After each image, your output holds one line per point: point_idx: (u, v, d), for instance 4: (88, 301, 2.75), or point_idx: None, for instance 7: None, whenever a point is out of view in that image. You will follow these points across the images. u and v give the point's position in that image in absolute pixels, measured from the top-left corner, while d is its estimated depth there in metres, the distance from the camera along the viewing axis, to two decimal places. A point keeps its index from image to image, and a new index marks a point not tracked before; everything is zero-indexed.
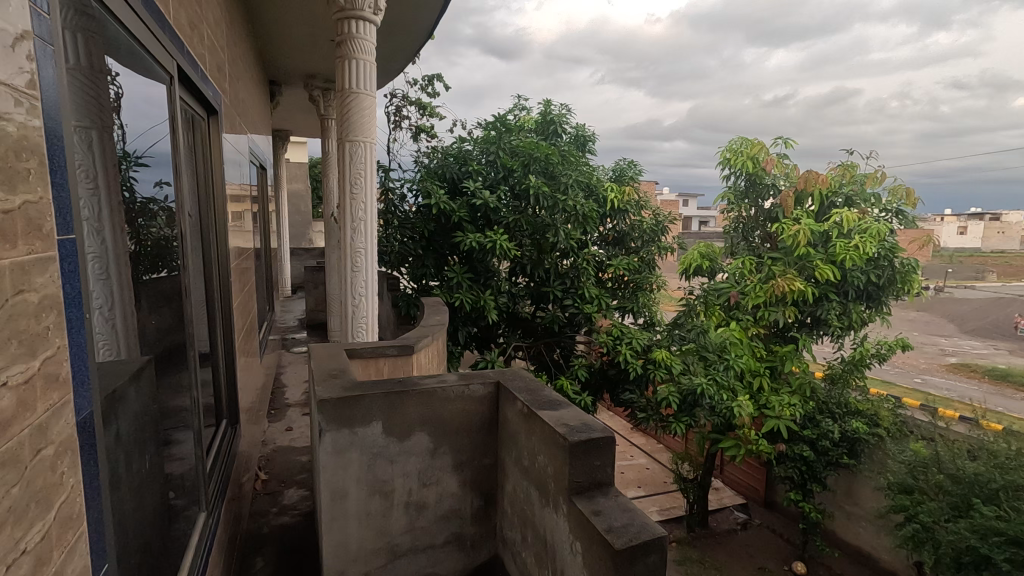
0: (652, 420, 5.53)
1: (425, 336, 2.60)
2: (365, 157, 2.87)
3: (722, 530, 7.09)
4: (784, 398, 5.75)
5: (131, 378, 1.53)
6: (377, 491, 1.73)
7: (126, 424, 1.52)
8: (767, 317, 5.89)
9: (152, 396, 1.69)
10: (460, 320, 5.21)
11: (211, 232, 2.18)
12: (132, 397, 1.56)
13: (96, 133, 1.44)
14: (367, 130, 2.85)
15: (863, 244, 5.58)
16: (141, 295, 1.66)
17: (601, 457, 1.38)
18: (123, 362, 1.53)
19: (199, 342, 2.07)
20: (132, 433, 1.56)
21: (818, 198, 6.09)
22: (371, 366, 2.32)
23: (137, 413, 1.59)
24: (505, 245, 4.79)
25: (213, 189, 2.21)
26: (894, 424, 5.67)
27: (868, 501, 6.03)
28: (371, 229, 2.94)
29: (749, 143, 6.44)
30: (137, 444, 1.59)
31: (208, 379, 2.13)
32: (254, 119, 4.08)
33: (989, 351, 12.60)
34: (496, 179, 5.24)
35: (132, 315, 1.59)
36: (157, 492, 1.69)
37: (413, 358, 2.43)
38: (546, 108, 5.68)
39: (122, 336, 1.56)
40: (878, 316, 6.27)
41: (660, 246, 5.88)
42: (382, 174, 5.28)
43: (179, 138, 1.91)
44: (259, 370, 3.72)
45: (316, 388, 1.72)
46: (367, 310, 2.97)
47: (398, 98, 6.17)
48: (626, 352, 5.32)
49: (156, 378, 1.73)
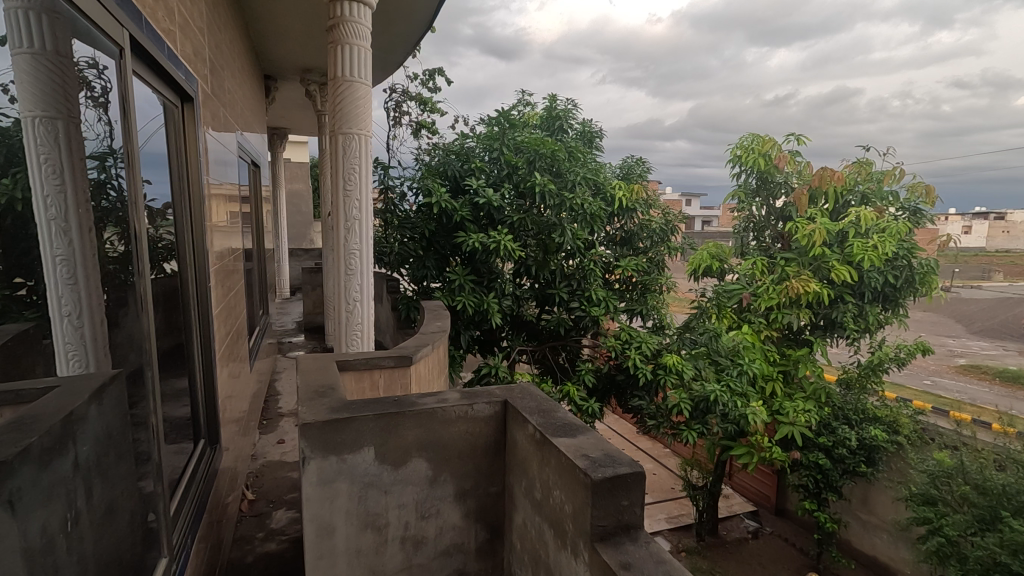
0: (663, 428, 5.29)
1: (425, 345, 2.40)
2: (359, 150, 2.67)
3: (732, 538, 6.89)
4: (798, 404, 5.52)
5: (92, 396, 1.29)
6: (369, 525, 1.53)
7: (93, 447, 1.31)
8: (780, 319, 5.69)
9: (119, 414, 1.45)
10: (462, 323, 5.02)
11: (186, 232, 1.96)
12: (94, 418, 1.31)
13: (64, 124, 1.28)
14: (361, 122, 2.65)
15: (881, 244, 5.37)
16: (111, 299, 1.46)
17: (629, 497, 1.18)
18: (89, 378, 1.33)
19: (176, 353, 1.86)
20: (94, 458, 1.31)
21: (833, 197, 5.88)
22: (365, 380, 2.12)
23: (101, 434, 1.35)
24: (509, 246, 4.59)
25: (190, 183, 2.00)
26: (914, 432, 5.43)
27: (886, 510, 5.82)
28: (366, 228, 2.74)
29: (760, 139, 6.21)
30: (101, 470, 1.35)
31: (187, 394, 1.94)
32: (246, 114, 3.88)
33: (999, 352, 12.36)
34: (500, 177, 5.04)
35: (103, 324, 1.40)
36: (127, 519, 1.47)
37: (411, 370, 2.23)
38: (551, 103, 5.48)
39: (90, 346, 1.35)
40: (896, 318, 6.04)
41: (670, 247, 5.68)
42: (381, 171, 5.07)
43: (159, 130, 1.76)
44: (250, 376, 3.54)
45: (299, 409, 1.51)
46: (362, 316, 2.76)
47: (398, 93, 5.97)
48: (635, 357, 5.10)
49: (125, 392, 1.50)
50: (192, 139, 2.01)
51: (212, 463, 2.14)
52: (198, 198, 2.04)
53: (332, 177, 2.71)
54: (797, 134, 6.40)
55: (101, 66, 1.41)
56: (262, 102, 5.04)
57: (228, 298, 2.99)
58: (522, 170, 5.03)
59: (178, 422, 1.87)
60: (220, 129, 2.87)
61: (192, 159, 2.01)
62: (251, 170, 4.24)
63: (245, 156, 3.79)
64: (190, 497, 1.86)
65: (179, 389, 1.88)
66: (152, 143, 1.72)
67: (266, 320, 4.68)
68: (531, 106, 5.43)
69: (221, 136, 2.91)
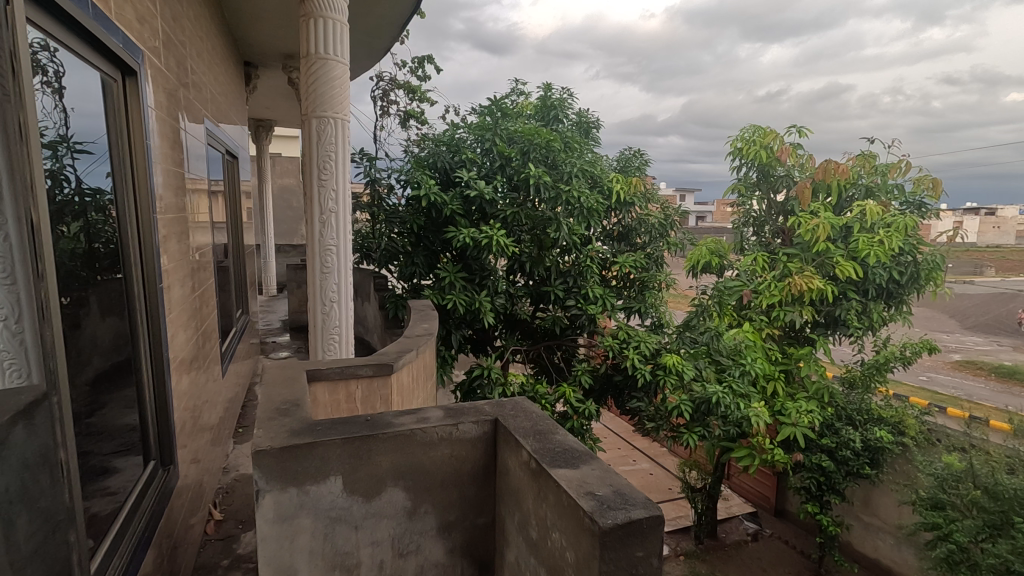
0: (662, 431, 5.09)
1: (409, 350, 2.19)
2: (335, 135, 2.44)
3: (732, 541, 6.74)
4: (801, 405, 5.33)
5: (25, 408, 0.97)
6: (337, 566, 1.31)
7: (21, 474, 0.98)
8: (782, 317, 5.54)
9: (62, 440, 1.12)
10: (453, 323, 4.79)
11: (128, 226, 1.67)
12: (24, 438, 0.99)
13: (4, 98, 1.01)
14: (337, 104, 2.42)
15: (888, 239, 5.21)
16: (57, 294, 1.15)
17: (644, 546, 0.97)
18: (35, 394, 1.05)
19: (119, 367, 1.60)
20: (23, 486, 0.98)
21: (837, 190, 5.68)
22: (340, 391, 1.91)
23: (34, 458, 1.02)
24: (502, 241, 4.36)
25: (139, 176, 1.73)
26: (921, 433, 5.24)
27: (890, 512, 5.67)
28: (344, 221, 2.51)
29: (761, 131, 6.01)
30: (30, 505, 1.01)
31: (135, 409, 1.70)
32: (220, 100, 3.63)
33: (993, 347, 12.29)
34: (492, 169, 4.82)
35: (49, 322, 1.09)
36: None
37: (391, 379, 2.01)
38: (546, 91, 5.25)
39: (39, 353, 1.06)
40: (900, 316, 5.86)
41: (670, 242, 5.49)
42: (367, 162, 4.83)
43: (119, 122, 1.65)
44: (226, 381, 3.32)
45: (254, 432, 1.29)
46: (340, 317, 2.54)
47: (385, 81, 5.73)
48: (632, 357, 4.89)
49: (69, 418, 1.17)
50: (137, 118, 1.74)
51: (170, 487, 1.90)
52: (148, 187, 1.76)
53: (305, 165, 2.48)
54: (798, 126, 6.22)
55: (53, 49, 1.30)
56: (241, 90, 4.79)
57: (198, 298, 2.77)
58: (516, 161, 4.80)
59: (123, 443, 1.63)
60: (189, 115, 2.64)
61: (138, 141, 1.72)
62: (227, 162, 4.00)
63: (219, 147, 3.54)
64: (135, 531, 1.58)
65: (125, 405, 1.64)
66: (108, 135, 1.59)
67: (247, 320, 4.45)
68: (526, 95, 5.21)
69: (191, 122, 2.68)
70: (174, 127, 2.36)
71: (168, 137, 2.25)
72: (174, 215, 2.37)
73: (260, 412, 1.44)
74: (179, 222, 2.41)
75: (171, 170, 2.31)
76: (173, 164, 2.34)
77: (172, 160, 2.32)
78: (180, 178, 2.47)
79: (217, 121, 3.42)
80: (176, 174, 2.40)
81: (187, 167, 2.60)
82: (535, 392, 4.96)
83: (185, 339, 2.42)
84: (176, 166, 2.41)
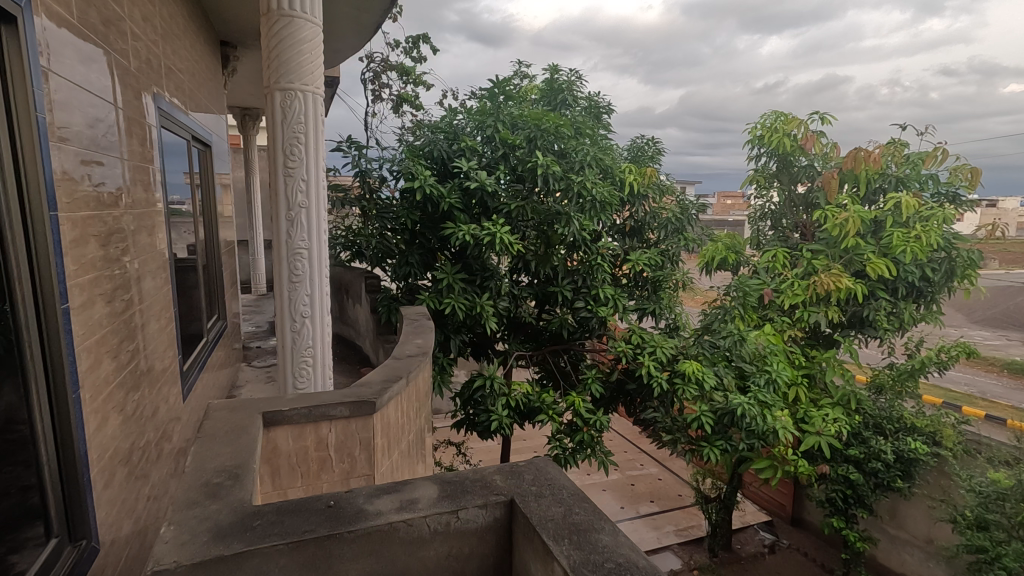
0: (680, 444, 4.69)
1: (397, 379, 1.77)
2: (303, 112, 2.02)
3: (747, 553, 6.40)
4: (827, 413, 4.93)
5: None
6: None
7: None
8: (807, 318, 5.15)
9: None
10: (452, 327, 4.39)
11: (10, 229, 1.17)
12: None
13: None
14: (307, 75, 2.01)
15: (925, 235, 4.82)
16: None
17: None
18: None
19: (10, 424, 1.15)
20: None
21: (865, 182, 5.24)
22: (307, 436, 1.51)
23: None
24: (506, 238, 3.92)
25: (26, 163, 1.22)
26: (960, 444, 4.83)
27: (920, 525, 5.32)
28: (316, 219, 2.10)
29: (784, 117, 5.57)
30: None
31: (51, 470, 1.28)
32: (190, 83, 3.21)
33: (1001, 343, 11.29)
34: (495, 158, 4.39)
35: None
36: None
37: (375, 420, 1.60)
38: (553, 74, 4.82)
39: None
40: (929, 316, 5.43)
41: (686, 239, 5.01)
42: (355, 151, 4.39)
43: (15, 96, 1.20)
44: (197, 400, 2.94)
45: (184, 535, 0.92)
46: (313, 334, 2.13)
47: (376, 62, 5.29)
48: (648, 364, 4.48)
49: None
50: (22, 84, 1.22)
51: (108, 552, 1.54)
52: (40, 174, 1.25)
53: (269, 150, 2.06)
54: (821, 112, 5.78)
55: None
56: (219, 74, 4.34)
57: (169, 309, 2.40)
58: (521, 149, 4.38)
59: (27, 519, 1.21)
60: (145, 95, 2.24)
61: (22, 118, 1.22)
62: (199, 153, 3.57)
63: (186, 133, 3.12)
64: None
65: (45, 467, 1.26)
66: (17, 114, 1.20)
67: (226, 326, 4.05)
68: (530, 78, 4.78)
69: (148, 105, 2.27)
70: (125, 110, 1.96)
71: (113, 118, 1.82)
72: (131, 214, 1.96)
73: (205, 491, 1.08)
74: (137, 224, 2.01)
75: (124, 162, 1.92)
76: (125, 154, 1.95)
77: (124, 150, 1.92)
78: (135, 168, 2.05)
79: (182, 104, 2.99)
80: (131, 167, 2.00)
81: (144, 158, 2.18)
82: (540, 402, 4.59)
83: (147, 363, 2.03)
84: (130, 157, 2.00)
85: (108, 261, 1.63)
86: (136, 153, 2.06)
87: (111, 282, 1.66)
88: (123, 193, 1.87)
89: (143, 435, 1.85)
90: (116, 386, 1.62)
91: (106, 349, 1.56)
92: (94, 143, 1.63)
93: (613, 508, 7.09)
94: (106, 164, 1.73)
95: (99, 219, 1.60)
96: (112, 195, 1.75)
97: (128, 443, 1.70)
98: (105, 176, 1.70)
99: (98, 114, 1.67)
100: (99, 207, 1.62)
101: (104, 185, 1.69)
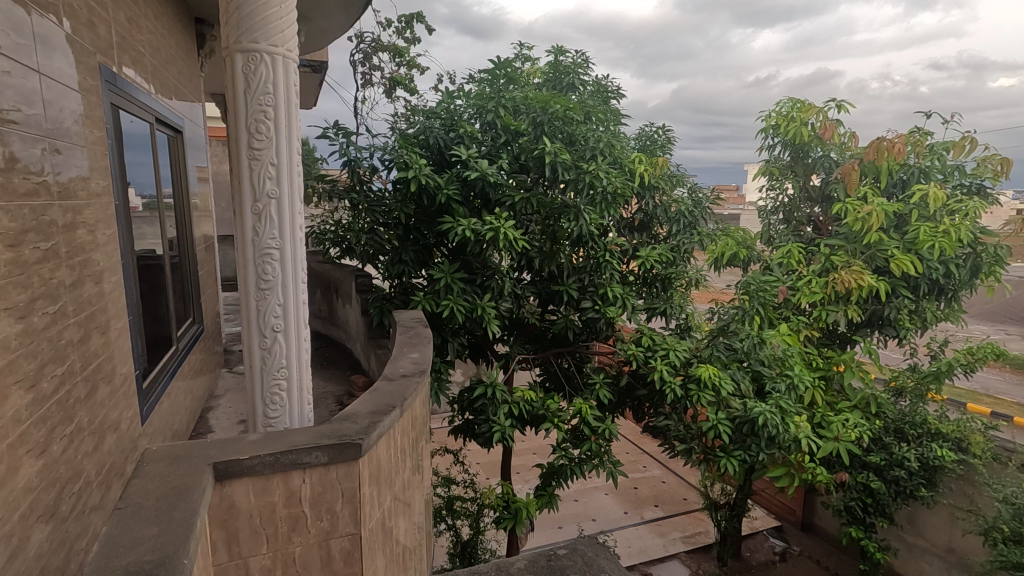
0: (694, 454, 4.45)
1: (389, 411, 1.53)
2: (270, 78, 1.69)
3: (758, 562, 6.15)
4: (847, 418, 4.65)
5: None
6: None
7: None
8: (824, 318, 4.86)
9: None
10: (450, 330, 4.08)
11: None
12: None
13: None
14: (274, 32, 1.69)
15: (954, 229, 4.52)
16: None
17: None
18: None
19: None
20: None
21: (887, 173, 4.91)
22: (274, 490, 1.31)
23: None
24: (510, 234, 3.59)
25: None
26: (989, 451, 4.56)
27: (940, 534, 5.09)
28: (288, 213, 1.78)
29: (801, 104, 5.26)
30: None
31: None
32: (157, 63, 2.86)
33: None
34: (496, 147, 4.06)
35: None
36: None
37: (358, 467, 1.40)
38: (558, 55, 4.48)
39: None
40: (951, 315, 5.15)
41: (699, 234, 4.79)
42: (343, 137, 4.05)
43: None
44: (165, 415, 2.61)
45: None
46: (286, 349, 1.82)
47: (367, 43, 4.93)
48: (660, 367, 4.17)
49: None
50: None
51: None
52: None
53: (231, 128, 1.73)
54: (839, 100, 5.46)
55: None
56: (194, 54, 3.97)
57: (128, 318, 2.07)
58: (525, 136, 4.06)
59: None
60: (88, 66, 1.88)
61: None
62: (168, 141, 3.21)
63: (151, 117, 2.76)
64: None
65: None
66: None
67: (203, 330, 3.71)
68: (534, 60, 4.44)
69: (93, 77, 1.91)
70: (60, 83, 1.62)
71: (41, 90, 1.48)
72: (70, 206, 1.62)
73: None
74: (79, 218, 1.68)
75: (57, 142, 1.58)
76: (62, 134, 1.61)
77: (58, 128, 1.58)
78: (76, 150, 1.71)
79: (144, 83, 2.63)
80: (69, 148, 1.65)
81: (90, 138, 1.83)
82: (545, 409, 4.25)
83: (95, 385, 1.70)
84: (69, 137, 1.66)
85: (24, 267, 1.31)
86: (77, 134, 1.72)
87: (29, 294, 1.32)
88: (56, 181, 1.53)
89: (83, 475, 1.53)
90: (33, 423, 1.29)
91: (16, 379, 1.23)
92: (6, 118, 1.29)
93: (615, 513, 6.83)
94: (29, 147, 1.39)
95: (11, 215, 1.28)
96: (36, 185, 1.41)
97: (56, 489, 1.38)
98: (26, 161, 1.37)
99: (15, 84, 1.34)
100: (12, 202, 1.29)
101: (24, 172, 1.36)
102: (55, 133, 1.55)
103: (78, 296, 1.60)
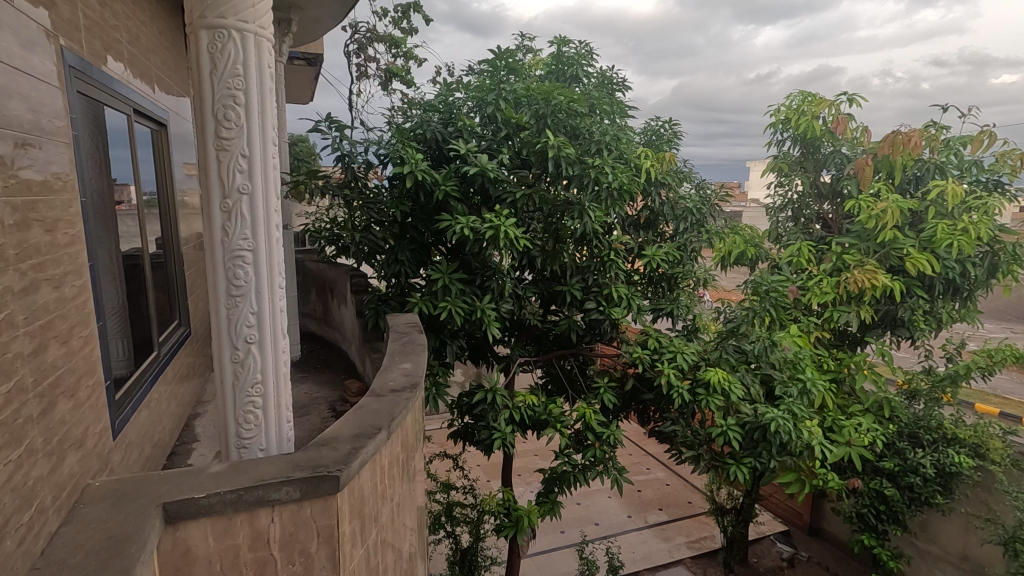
0: (702, 461, 4.24)
1: (374, 434, 1.39)
2: (238, 58, 1.53)
3: (765, 568, 6.00)
4: (860, 422, 4.47)
5: None
6: None
7: None
8: (835, 319, 4.70)
9: None
10: (449, 332, 3.93)
11: None
12: None
13: None
14: (243, 7, 1.53)
15: (974, 227, 4.34)
16: None
17: None
18: None
19: None
20: None
21: (902, 168, 4.73)
22: (239, 531, 1.19)
23: None
24: (511, 232, 3.43)
25: None
26: (1009, 458, 4.41)
27: (955, 541, 4.95)
28: (262, 210, 1.62)
29: (812, 97, 5.08)
30: None
31: None
32: (135, 51, 2.69)
33: None
34: (496, 141, 3.89)
35: None
36: None
37: (336, 501, 1.26)
38: (561, 45, 4.31)
39: None
40: (967, 315, 4.98)
41: (707, 232, 4.62)
42: (337, 131, 3.88)
43: None
44: (144, 426, 2.45)
45: None
46: (261, 360, 1.66)
47: (362, 34, 4.76)
48: (668, 371, 4.01)
49: None
50: None
51: None
52: None
53: (197, 115, 1.57)
54: (851, 93, 5.27)
55: None
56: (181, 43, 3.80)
57: (98, 323, 1.91)
58: (527, 129, 3.90)
59: None
60: (48, 49, 1.71)
61: None
62: (150, 135, 3.04)
63: (130, 107, 2.61)
64: None
65: None
66: None
67: (190, 333, 3.54)
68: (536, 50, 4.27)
69: (53, 59, 1.74)
70: (11, 66, 1.46)
71: None
72: (22, 204, 1.45)
73: None
74: (33, 217, 1.51)
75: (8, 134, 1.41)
76: (13, 123, 1.44)
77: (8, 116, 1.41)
78: (31, 141, 1.54)
79: (121, 72, 2.46)
80: (22, 140, 1.48)
81: (49, 127, 1.66)
82: (547, 414, 4.09)
83: (54, 401, 1.55)
84: (22, 127, 1.49)
85: None
86: (33, 123, 1.55)
87: None
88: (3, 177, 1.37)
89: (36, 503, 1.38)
90: None
91: None
92: None
93: (619, 517, 6.68)
94: None
95: None
96: None
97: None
98: None
99: None
100: None
101: None
102: (4, 122, 1.39)
103: (30, 305, 1.44)
